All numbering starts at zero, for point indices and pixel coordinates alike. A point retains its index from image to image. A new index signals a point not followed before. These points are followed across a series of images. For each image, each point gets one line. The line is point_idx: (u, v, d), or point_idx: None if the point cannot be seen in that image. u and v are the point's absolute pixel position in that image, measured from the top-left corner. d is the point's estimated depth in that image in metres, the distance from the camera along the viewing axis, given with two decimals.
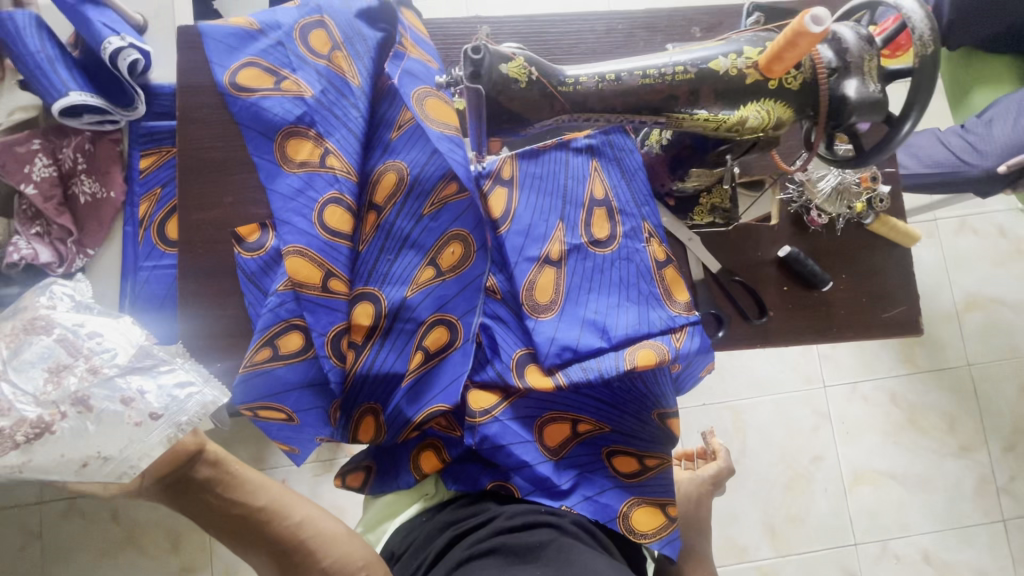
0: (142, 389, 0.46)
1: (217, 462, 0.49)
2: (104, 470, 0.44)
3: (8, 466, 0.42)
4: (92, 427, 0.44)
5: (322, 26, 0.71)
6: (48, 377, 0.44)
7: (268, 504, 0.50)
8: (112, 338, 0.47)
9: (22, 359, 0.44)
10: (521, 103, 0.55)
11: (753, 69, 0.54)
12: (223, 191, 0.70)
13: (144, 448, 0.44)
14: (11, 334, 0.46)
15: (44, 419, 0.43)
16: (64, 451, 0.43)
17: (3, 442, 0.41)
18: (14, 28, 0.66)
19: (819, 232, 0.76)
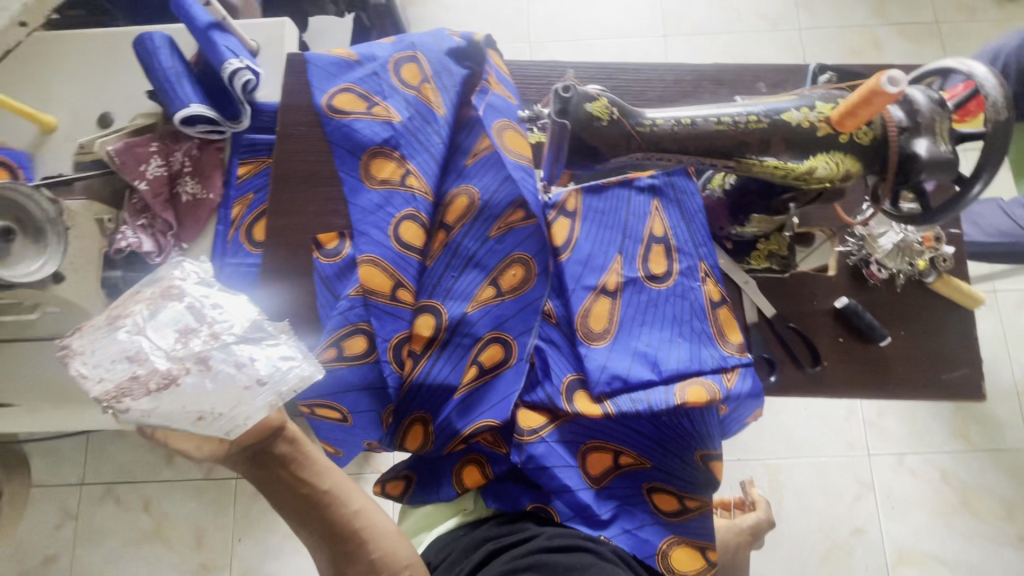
0: (253, 357, 0.46)
1: (294, 440, 0.50)
2: (214, 427, 0.44)
3: (137, 411, 0.43)
4: (209, 385, 0.44)
5: (414, 61, 0.78)
6: (177, 335, 0.45)
7: (333, 488, 0.52)
8: (233, 307, 0.47)
9: (157, 318, 0.45)
10: (602, 138, 0.58)
11: (824, 123, 0.58)
12: (309, 201, 0.76)
13: (251, 411, 0.44)
14: (148, 295, 0.47)
15: (172, 373, 0.44)
16: (185, 404, 0.43)
17: (138, 388, 0.43)
18: (152, 47, 0.76)
19: (879, 287, 0.76)
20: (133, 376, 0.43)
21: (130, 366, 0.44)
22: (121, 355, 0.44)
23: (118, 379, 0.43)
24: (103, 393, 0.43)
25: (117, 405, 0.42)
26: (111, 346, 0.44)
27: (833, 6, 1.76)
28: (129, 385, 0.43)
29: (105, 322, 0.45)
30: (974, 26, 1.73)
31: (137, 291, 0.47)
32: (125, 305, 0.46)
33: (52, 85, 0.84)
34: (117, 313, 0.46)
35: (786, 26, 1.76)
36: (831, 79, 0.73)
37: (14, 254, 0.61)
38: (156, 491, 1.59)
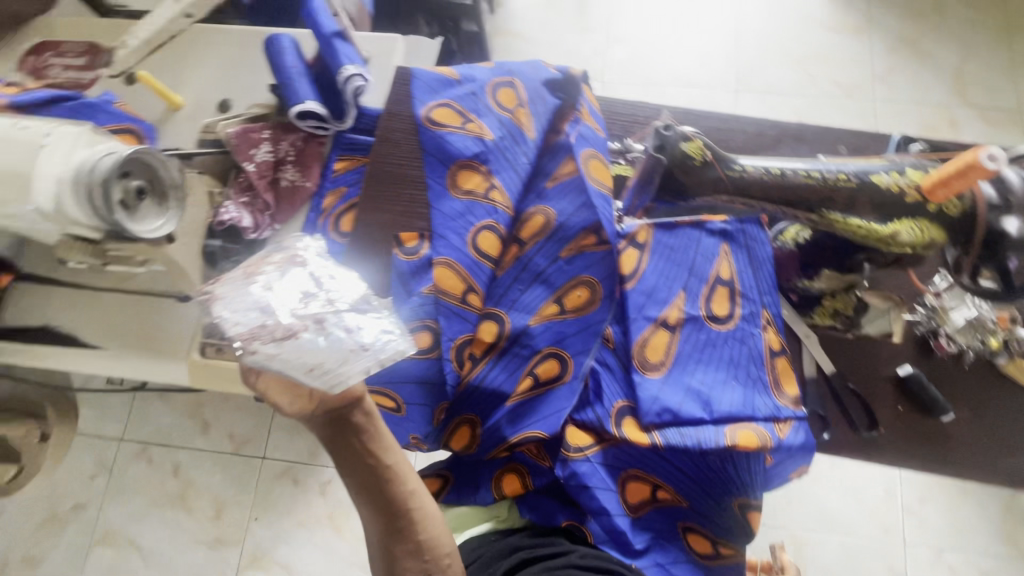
0: (360, 325, 0.55)
1: (369, 413, 0.56)
2: (321, 379, 0.51)
3: (263, 354, 0.52)
4: (322, 343, 0.53)
5: (510, 86, 0.84)
6: (301, 298, 0.55)
7: (395, 465, 0.57)
8: (346, 282, 0.57)
9: (285, 280, 0.56)
10: (693, 176, 0.64)
11: (914, 189, 0.60)
12: (397, 201, 0.81)
13: (354, 370, 0.52)
14: (278, 261, 0.57)
15: (294, 327, 0.53)
16: (301, 355, 0.52)
17: (266, 334, 0.53)
18: (280, 49, 0.85)
19: (946, 360, 0.77)
20: (262, 324, 0.53)
21: (261, 316, 0.54)
22: (255, 306, 0.54)
23: (250, 325, 0.53)
24: (237, 335, 0.53)
25: (249, 346, 0.52)
26: (246, 298, 0.55)
27: (912, 81, 1.77)
28: (259, 331, 0.53)
29: (242, 277, 0.56)
30: None
31: (269, 257, 0.58)
32: (260, 266, 0.57)
33: (186, 68, 0.94)
34: (256, 274, 0.57)
35: (860, 95, 1.77)
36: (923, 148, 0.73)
37: (140, 213, 0.66)
38: (187, 458, 1.48)
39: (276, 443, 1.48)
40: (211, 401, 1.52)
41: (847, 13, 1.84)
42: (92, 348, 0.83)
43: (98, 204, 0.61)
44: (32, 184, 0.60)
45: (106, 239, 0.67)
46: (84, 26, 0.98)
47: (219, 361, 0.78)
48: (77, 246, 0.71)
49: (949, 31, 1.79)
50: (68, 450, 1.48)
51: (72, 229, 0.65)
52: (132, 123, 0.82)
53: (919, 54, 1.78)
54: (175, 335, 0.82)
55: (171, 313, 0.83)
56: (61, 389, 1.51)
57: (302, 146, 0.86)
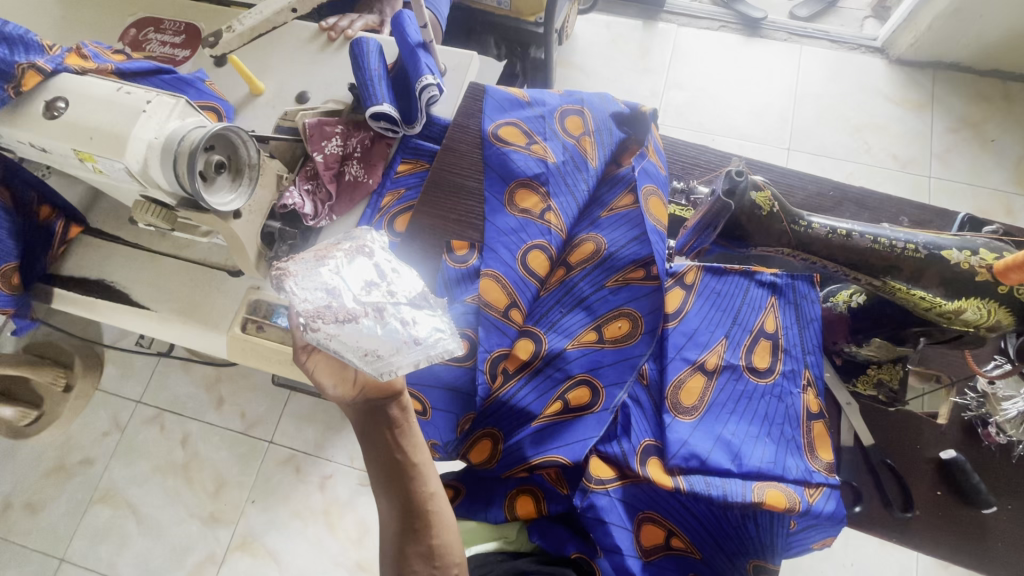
0: (415, 320, 0.57)
1: (404, 408, 0.58)
2: (373, 366, 0.55)
3: (324, 333, 0.55)
4: (379, 331, 0.56)
5: (579, 115, 0.87)
6: (365, 285, 0.58)
7: (420, 464, 0.57)
8: (408, 277, 0.59)
9: (352, 266, 0.58)
10: (758, 226, 0.65)
11: (986, 270, 0.59)
12: (453, 210, 0.85)
13: (403, 362, 0.55)
14: (347, 247, 0.60)
15: (356, 313, 0.56)
16: (358, 340, 0.55)
17: (329, 315, 0.55)
18: (364, 50, 0.87)
19: (992, 450, 0.74)
20: (327, 305, 0.56)
21: (326, 297, 0.57)
22: (322, 286, 0.57)
23: (316, 304, 0.56)
24: (303, 310, 0.55)
25: (312, 325, 0.55)
26: (315, 277, 0.57)
27: (970, 164, 1.74)
28: (323, 311, 0.56)
29: (313, 257, 0.59)
30: None
31: (339, 242, 0.60)
32: (330, 249, 0.59)
33: (271, 57, 0.98)
34: (324, 255, 0.59)
35: (915, 170, 1.75)
36: (996, 231, 0.72)
37: (215, 185, 0.70)
38: (197, 429, 1.50)
39: (285, 429, 1.49)
40: (230, 378, 1.55)
41: (910, 89, 1.84)
42: (136, 308, 0.85)
43: (183, 172, 0.64)
44: (126, 144, 0.63)
45: (183, 205, 0.71)
46: (183, 6, 1.04)
47: (258, 339, 0.80)
48: (151, 208, 0.76)
49: (1015, 120, 1.77)
50: (87, 403, 1.52)
51: (152, 190, 0.69)
52: (215, 101, 0.88)
53: (980, 139, 1.76)
54: (219, 309, 0.84)
55: (219, 286, 0.85)
56: (92, 343, 1.56)
57: (369, 145, 0.90)
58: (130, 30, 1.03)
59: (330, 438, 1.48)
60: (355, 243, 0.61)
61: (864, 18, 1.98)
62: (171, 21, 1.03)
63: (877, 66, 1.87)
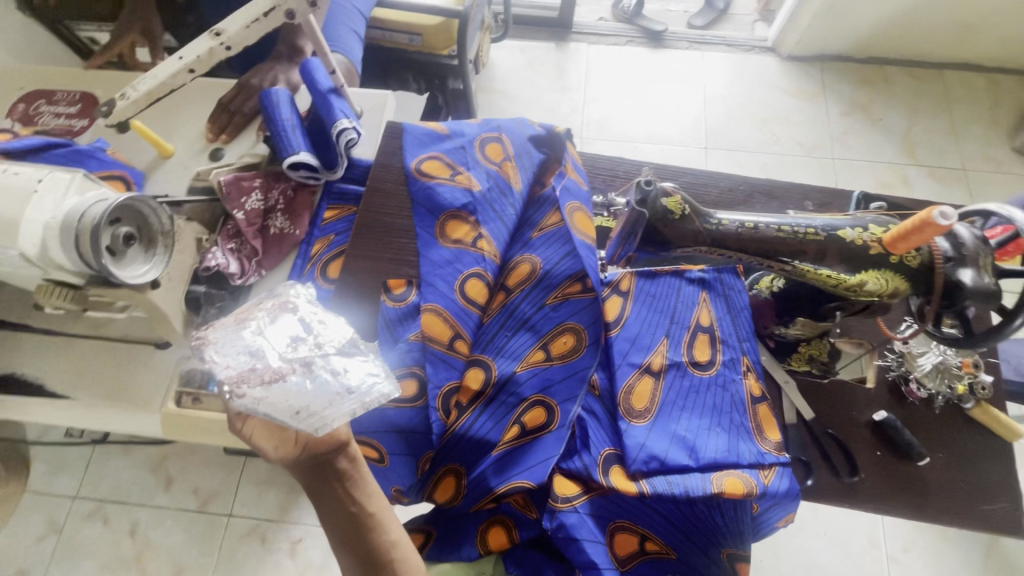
0: (346, 368, 0.57)
1: (353, 459, 0.57)
2: (307, 422, 0.53)
3: (250, 397, 0.53)
4: (309, 386, 0.55)
5: (498, 141, 0.89)
6: (291, 341, 0.57)
7: (377, 512, 0.56)
8: (335, 326, 0.59)
9: (276, 324, 0.58)
10: (673, 229, 0.67)
11: (877, 243, 0.64)
12: (386, 249, 0.84)
13: (339, 413, 0.54)
14: (269, 306, 0.59)
15: (282, 371, 0.55)
16: (288, 399, 0.54)
17: (254, 377, 0.54)
18: (275, 102, 0.86)
19: (917, 406, 0.77)
20: (251, 367, 0.55)
21: (250, 360, 0.56)
22: (246, 350, 0.56)
23: (240, 368, 0.55)
24: (226, 377, 0.54)
25: (237, 389, 0.53)
26: (237, 341, 0.56)
27: (866, 143, 1.91)
28: (247, 374, 0.54)
29: (234, 321, 0.58)
30: (1000, 176, 1.86)
31: (261, 302, 0.60)
32: (251, 311, 0.59)
33: (177, 118, 0.96)
34: (244, 316, 0.59)
35: (820, 153, 1.90)
36: (883, 206, 0.79)
37: (127, 259, 0.66)
38: (147, 516, 1.39)
39: (245, 499, 1.41)
40: (178, 454, 1.45)
41: (804, 82, 2.00)
42: (56, 397, 0.78)
43: (86, 251, 0.60)
44: (19, 229, 0.60)
45: (90, 283, 0.66)
46: (75, 75, 1.00)
47: (196, 411, 0.75)
48: (58, 291, 0.69)
49: (896, 98, 1.96)
50: (15, 509, 1.37)
51: (56, 273, 0.64)
52: (121, 169, 0.84)
53: (870, 119, 1.94)
54: (150, 386, 0.79)
55: (147, 360, 0.80)
56: (14, 442, 1.42)
57: (292, 196, 0.88)
58: (18, 105, 0.97)
59: (294, 499, 1.41)
60: (277, 301, 0.60)
61: (754, 22, 2.15)
62: (65, 92, 0.98)
63: (771, 63, 2.03)
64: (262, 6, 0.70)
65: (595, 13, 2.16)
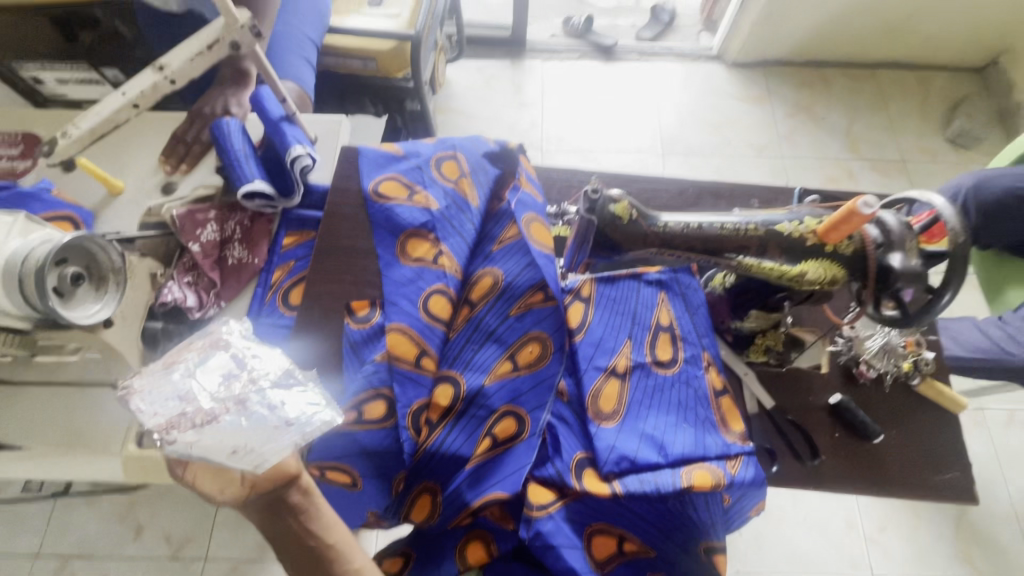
0: (284, 401, 0.58)
1: (306, 491, 0.57)
2: (245, 460, 0.53)
3: (182, 442, 0.53)
4: (245, 424, 0.55)
5: (453, 159, 0.90)
6: (222, 381, 0.57)
7: (337, 542, 0.57)
8: (268, 360, 0.60)
9: (205, 365, 0.58)
10: (622, 233, 0.70)
11: (813, 234, 0.67)
12: (346, 271, 0.84)
13: (279, 447, 0.55)
14: (198, 346, 0.59)
15: (215, 412, 0.55)
16: (224, 439, 0.54)
17: (184, 422, 0.54)
18: (226, 133, 0.86)
19: (867, 386, 0.81)
20: (182, 413, 0.55)
21: (180, 405, 0.55)
22: (175, 394, 0.56)
23: (169, 414, 0.54)
24: (156, 425, 0.54)
25: (167, 436, 0.53)
26: (165, 386, 0.56)
27: (811, 141, 2.01)
28: (178, 420, 0.54)
29: (160, 365, 0.58)
30: (936, 165, 1.98)
31: (189, 343, 0.59)
32: (178, 353, 0.59)
33: (126, 154, 0.94)
34: (172, 358, 0.58)
35: (770, 154, 1.99)
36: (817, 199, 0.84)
37: (76, 298, 0.64)
38: (116, 569, 1.33)
39: (221, 540, 1.36)
40: (146, 500, 1.40)
41: (749, 86, 2.09)
42: (7, 450, 0.75)
43: (33, 293, 0.59)
44: None
45: (38, 327, 0.64)
46: (15, 116, 0.98)
47: (157, 452, 0.73)
48: (4, 337, 0.67)
49: (835, 98, 2.07)
50: None
51: (0, 318, 0.62)
52: (67, 209, 0.82)
53: (814, 118, 2.04)
54: (106, 429, 0.76)
55: (104, 403, 0.78)
56: None
57: (249, 225, 0.88)
58: None
59: None
60: (207, 339, 0.60)
61: (699, 32, 2.24)
62: (5, 133, 0.96)
63: (718, 70, 2.12)
64: (206, 39, 0.70)
65: (547, 31, 2.22)
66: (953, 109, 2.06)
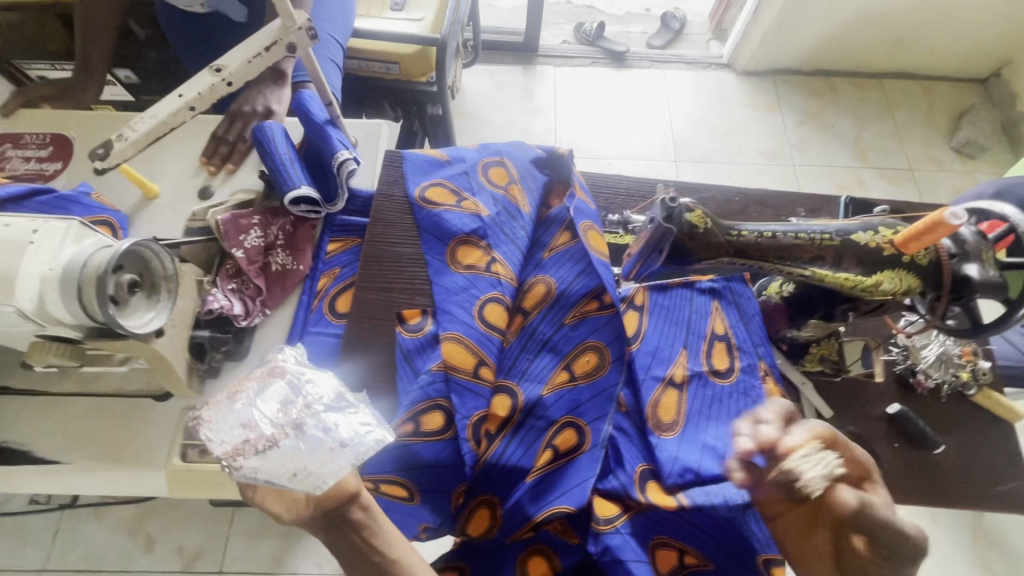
0: (337, 423, 0.58)
1: (367, 508, 0.55)
2: (306, 482, 0.52)
3: (247, 468, 0.53)
4: (302, 446, 0.55)
5: (501, 165, 0.89)
6: (279, 406, 0.58)
7: (400, 559, 0.54)
8: (322, 384, 0.61)
9: (265, 393, 0.59)
10: (698, 242, 0.69)
11: (889, 244, 0.67)
12: (396, 279, 0.83)
13: (337, 468, 0.54)
14: (258, 377, 0.61)
15: (274, 437, 0.56)
16: (284, 463, 0.54)
17: (249, 448, 0.55)
18: (269, 137, 0.83)
19: (924, 396, 0.81)
20: (245, 439, 0.55)
21: (243, 431, 0.56)
22: (239, 422, 0.57)
23: (234, 441, 0.55)
24: (223, 452, 0.54)
25: (233, 462, 0.54)
26: (230, 415, 0.57)
27: (822, 149, 2.03)
28: (242, 446, 0.55)
29: (225, 397, 0.59)
30: (944, 174, 2.01)
31: (250, 374, 0.62)
32: (241, 384, 0.60)
33: (160, 157, 0.92)
34: (235, 390, 0.60)
35: (782, 162, 2.00)
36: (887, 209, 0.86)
37: (130, 307, 0.62)
38: None
39: (236, 552, 1.33)
40: (157, 512, 1.36)
41: (759, 94, 2.11)
42: (44, 464, 0.72)
43: (91, 299, 0.56)
44: (14, 285, 0.55)
45: (89, 336, 0.62)
46: (44, 118, 0.95)
47: (205, 465, 0.71)
48: (54, 347, 0.65)
49: (844, 107, 2.10)
50: None
51: (53, 328, 0.60)
52: (106, 213, 0.80)
53: (824, 127, 2.07)
54: (150, 442, 0.74)
55: (146, 414, 0.75)
56: None
57: (292, 230, 0.85)
58: None
59: (290, 548, 1.34)
60: (266, 370, 0.62)
61: (708, 41, 2.25)
62: (33, 135, 0.94)
63: (728, 78, 2.14)
64: (262, 41, 0.69)
65: (558, 37, 2.22)
66: (958, 119, 2.09)
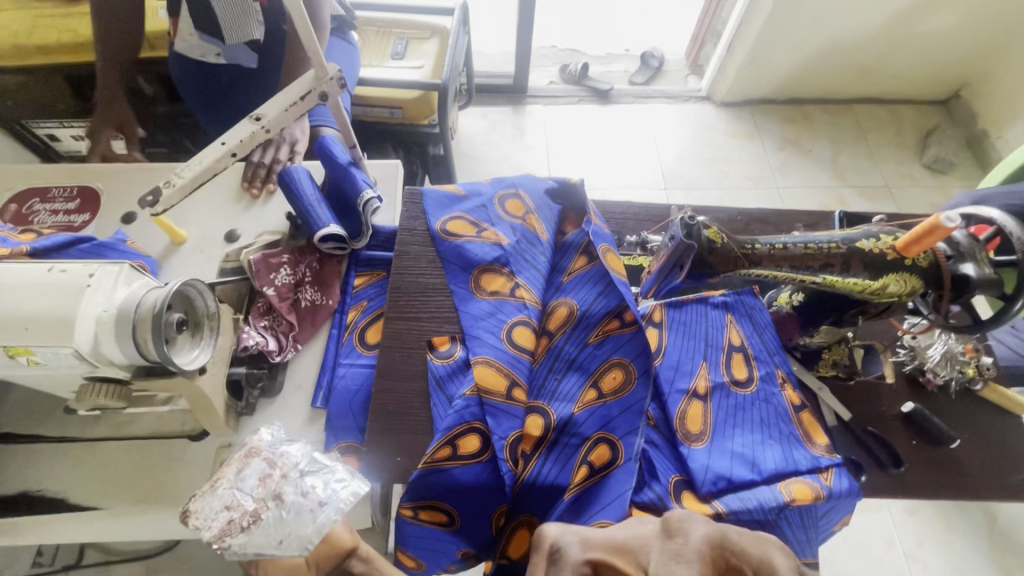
0: (314, 485, 0.59)
1: (368, 560, 0.60)
2: (293, 546, 0.54)
3: (236, 546, 0.54)
4: (285, 514, 0.56)
5: (516, 197, 0.94)
6: (257, 479, 0.58)
7: None
8: (295, 451, 0.61)
9: (244, 472, 0.58)
10: (718, 256, 0.73)
11: (892, 250, 0.73)
12: (422, 309, 0.85)
13: (319, 527, 0.56)
14: (237, 458, 0.60)
15: (256, 510, 0.55)
16: (270, 534, 0.55)
17: (234, 526, 0.54)
18: (297, 180, 0.88)
19: (936, 393, 0.85)
20: (229, 519, 0.55)
21: (227, 512, 0.55)
22: (222, 503, 0.56)
23: (219, 522, 0.54)
24: (211, 537, 0.54)
25: (222, 544, 0.53)
26: (213, 499, 0.56)
27: (803, 171, 2.14)
28: (228, 526, 0.54)
29: (207, 485, 0.57)
30: (918, 189, 2.12)
31: (228, 458, 0.60)
32: (220, 470, 0.59)
33: (188, 203, 0.95)
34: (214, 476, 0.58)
35: (766, 185, 2.10)
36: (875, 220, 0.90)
37: (178, 345, 0.64)
38: None
39: None
40: (168, 566, 1.32)
41: (739, 123, 2.23)
42: (80, 510, 0.72)
43: (148, 341, 0.59)
44: (74, 328, 0.56)
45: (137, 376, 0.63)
46: (72, 172, 0.99)
47: None
48: (103, 389, 0.66)
49: (819, 132, 2.22)
50: None
51: (104, 368, 0.61)
52: (139, 259, 0.83)
53: (802, 151, 2.18)
54: (188, 481, 0.74)
55: (182, 454, 0.76)
56: None
57: (319, 266, 0.89)
58: (10, 206, 0.94)
59: None
60: (245, 451, 0.61)
61: (687, 76, 2.39)
62: (61, 188, 0.97)
63: (709, 110, 2.26)
64: (298, 90, 0.74)
65: (545, 78, 2.34)
66: (926, 138, 2.22)
